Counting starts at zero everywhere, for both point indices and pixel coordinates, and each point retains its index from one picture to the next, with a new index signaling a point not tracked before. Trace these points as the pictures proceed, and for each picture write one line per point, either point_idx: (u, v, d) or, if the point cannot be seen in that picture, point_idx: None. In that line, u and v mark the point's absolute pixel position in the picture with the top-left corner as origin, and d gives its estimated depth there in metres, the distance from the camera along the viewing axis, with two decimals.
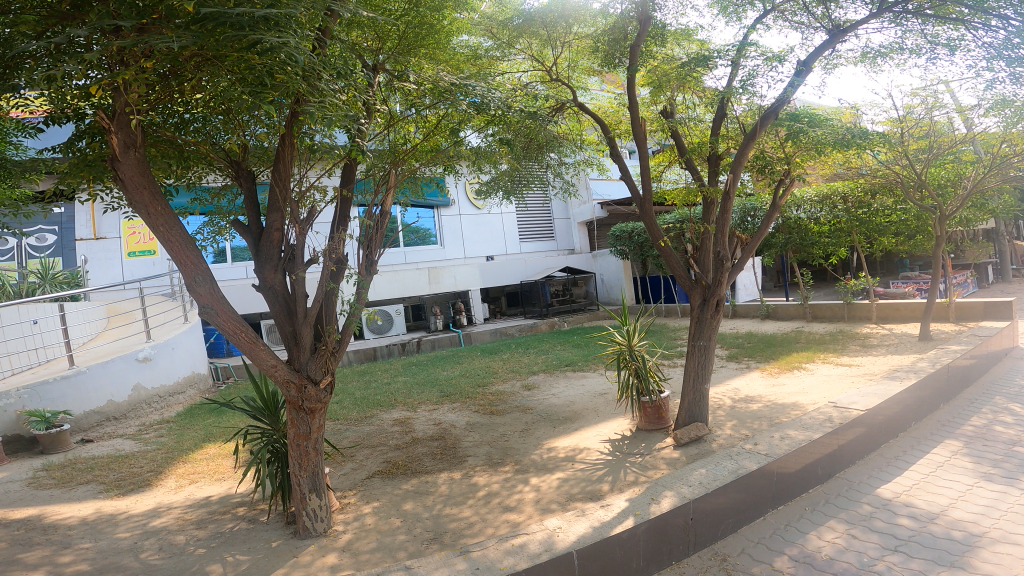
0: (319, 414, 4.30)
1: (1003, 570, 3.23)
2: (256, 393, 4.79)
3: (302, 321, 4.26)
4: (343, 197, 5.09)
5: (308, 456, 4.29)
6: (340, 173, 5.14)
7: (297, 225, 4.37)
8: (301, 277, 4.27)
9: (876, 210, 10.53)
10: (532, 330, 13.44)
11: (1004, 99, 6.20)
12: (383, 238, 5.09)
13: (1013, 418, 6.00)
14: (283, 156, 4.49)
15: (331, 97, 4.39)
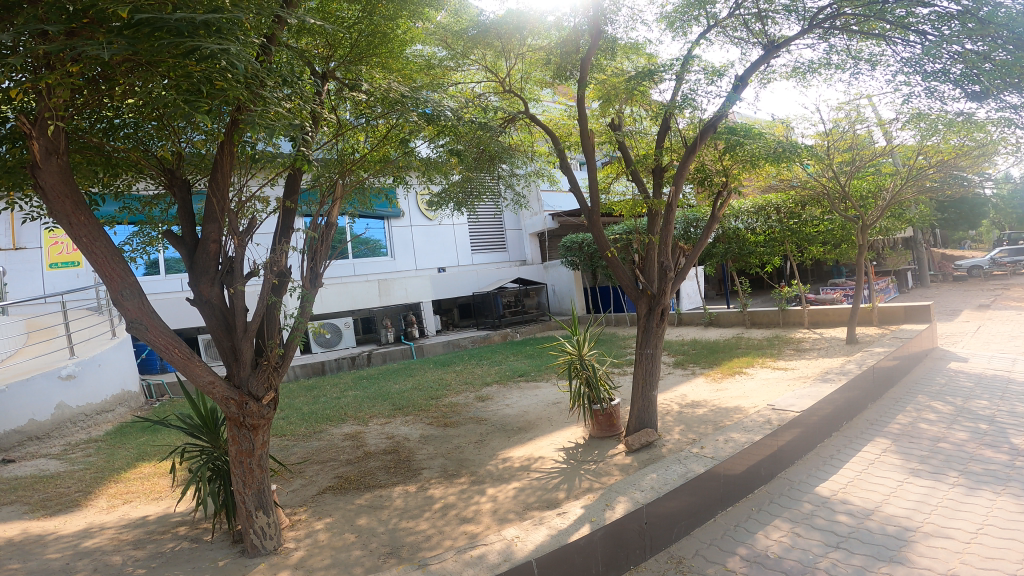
0: (262, 430, 4.18)
1: (939, 563, 3.46)
2: (193, 410, 4.63)
3: (241, 336, 4.12)
4: (286, 208, 4.87)
5: (252, 473, 4.13)
6: (284, 183, 4.99)
7: (235, 238, 4.23)
8: (239, 290, 4.13)
9: (807, 221, 11.29)
10: (486, 341, 13.45)
11: (920, 114, 6.50)
12: (328, 250, 5.00)
13: (935, 416, 6.42)
14: (221, 163, 4.38)
15: (274, 105, 4.31)
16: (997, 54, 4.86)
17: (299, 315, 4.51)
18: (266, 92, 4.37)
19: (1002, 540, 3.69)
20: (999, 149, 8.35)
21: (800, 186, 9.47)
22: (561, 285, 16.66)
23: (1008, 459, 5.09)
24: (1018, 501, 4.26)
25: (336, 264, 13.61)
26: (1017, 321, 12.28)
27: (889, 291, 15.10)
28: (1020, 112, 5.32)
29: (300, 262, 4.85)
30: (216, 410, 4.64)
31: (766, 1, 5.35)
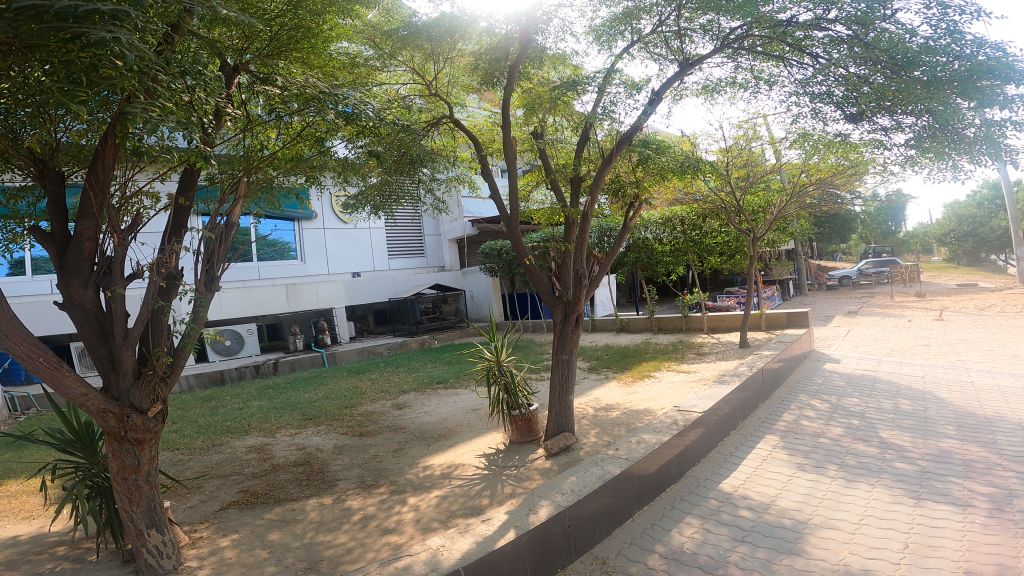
0: (149, 445, 3.85)
1: (831, 554, 3.77)
2: (63, 425, 4.20)
3: (121, 344, 3.74)
4: (180, 206, 4.49)
5: (140, 489, 3.81)
6: (178, 179, 4.53)
7: (115, 236, 3.85)
8: (118, 293, 3.76)
9: (707, 233, 12.00)
10: (402, 348, 13.23)
11: (806, 134, 7.13)
12: (227, 251, 4.70)
13: (816, 413, 7.00)
14: (102, 155, 3.99)
15: (168, 96, 3.97)
16: (874, 80, 5.39)
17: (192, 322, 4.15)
18: (161, 81, 4.04)
19: (882, 529, 4.07)
20: (868, 169, 9.23)
21: (703, 199, 10.05)
22: (478, 291, 16.66)
23: (878, 453, 5.64)
24: (891, 491, 4.73)
25: (234, 269, 12.91)
26: (880, 326, 13.64)
27: (773, 299, 16.33)
28: (889, 134, 5.90)
29: (195, 264, 4.49)
30: (92, 424, 4.26)
31: (686, 19, 5.63)
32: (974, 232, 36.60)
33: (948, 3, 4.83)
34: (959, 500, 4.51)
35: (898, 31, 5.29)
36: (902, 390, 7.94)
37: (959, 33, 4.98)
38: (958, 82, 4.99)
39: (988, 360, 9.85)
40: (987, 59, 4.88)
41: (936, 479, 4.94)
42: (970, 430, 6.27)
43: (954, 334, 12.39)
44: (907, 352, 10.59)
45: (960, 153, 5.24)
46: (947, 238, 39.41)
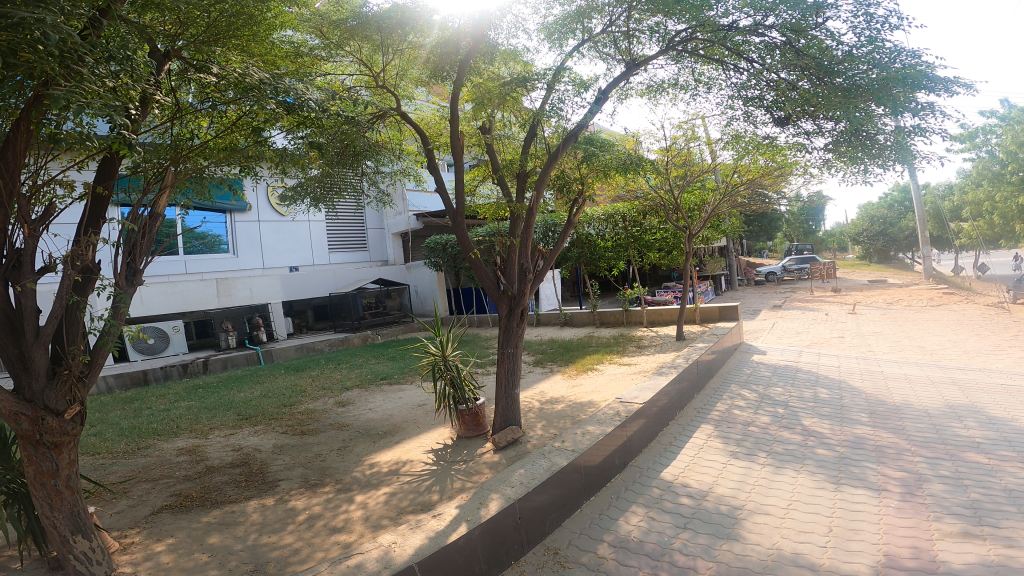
0: (67, 448, 3.61)
1: (765, 538, 3.94)
2: None
3: (32, 342, 3.47)
4: (96, 195, 4.18)
5: (60, 494, 3.55)
6: (96, 167, 4.22)
7: (26, 227, 3.58)
8: (28, 287, 3.49)
9: (648, 229, 12.79)
10: (344, 343, 12.98)
11: (740, 137, 7.44)
12: (150, 244, 4.48)
13: (746, 402, 7.32)
14: (14, 142, 3.76)
15: (91, 80, 3.72)
16: (802, 85, 5.67)
17: (112, 319, 3.90)
18: (84, 66, 3.79)
19: (808, 513, 4.30)
20: (793, 171, 9.70)
21: (643, 197, 10.33)
22: (423, 286, 16.75)
23: (802, 440, 5.96)
24: (814, 476, 5.01)
25: (158, 262, 12.38)
26: (801, 319, 14.38)
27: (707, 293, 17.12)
28: (811, 138, 6.22)
29: (115, 257, 4.22)
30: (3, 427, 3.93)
31: (635, 21, 5.75)
32: (884, 233, 39.07)
33: (872, 13, 5.11)
34: (874, 484, 4.83)
35: (827, 38, 5.56)
36: (821, 379, 8.42)
37: (880, 42, 5.30)
38: (874, 90, 5.26)
39: (896, 351, 10.57)
40: (902, 69, 5.18)
41: (853, 464, 5.28)
42: (881, 416, 6.73)
43: (866, 327, 13.22)
44: (825, 344, 11.24)
45: (874, 158, 5.63)
46: (859, 238, 41.97)
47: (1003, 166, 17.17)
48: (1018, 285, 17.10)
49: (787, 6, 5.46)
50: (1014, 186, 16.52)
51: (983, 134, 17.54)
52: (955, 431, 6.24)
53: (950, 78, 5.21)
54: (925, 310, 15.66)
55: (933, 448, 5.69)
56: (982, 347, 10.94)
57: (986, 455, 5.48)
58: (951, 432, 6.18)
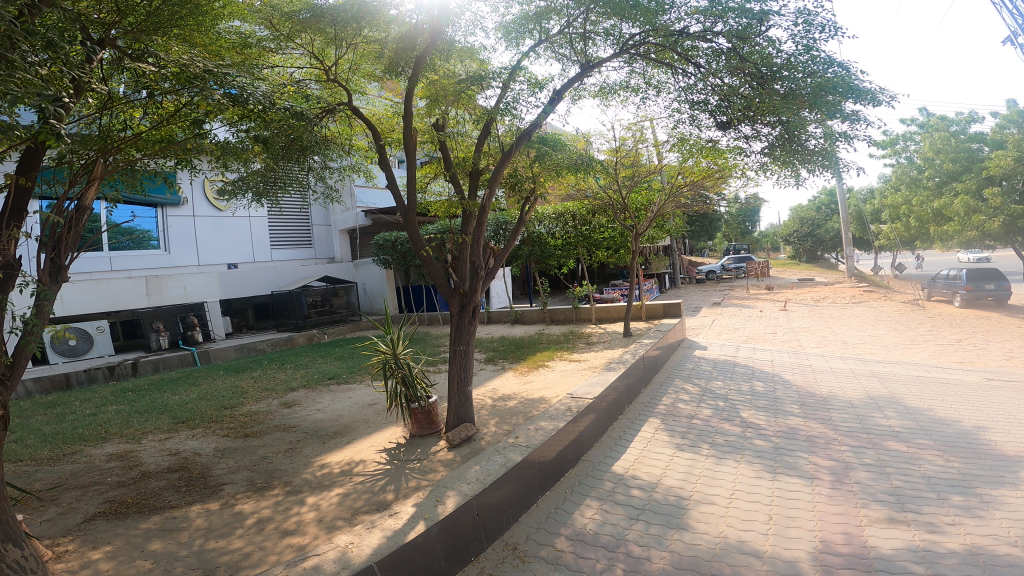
0: None
1: (713, 527, 4.06)
2: None
3: None
4: (18, 187, 3.90)
5: None
6: (20, 160, 3.98)
7: None
8: None
9: (597, 228, 13.16)
10: (287, 343, 12.64)
11: (685, 140, 7.69)
12: (76, 239, 4.25)
13: (690, 396, 7.54)
14: None
15: (23, 69, 3.47)
16: (744, 90, 5.88)
17: (36, 319, 3.69)
18: (16, 55, 3.55)
19: (751, 502, 4.46)
20: (733, 174, 9.99)
21: (592, 196, 10.49)
22: (371, 284, 16.60)
23: (742, 431, 6.20)
24: (754, 466, 5.22)
25: (83, 259, 11.89)
26: (737, 316, 14.92)
27: (651, 292, 17.59)
28: (750, 142, 6.47)
29: (37, 253, 4.00)
30: None
31: (591, 23, 5.85)
32: (811, 234, 40.95)
33: (811, 22, 5.34)
34: (808, 473, 5.08)
35: (768, 46, 5.77)
36: (757, 373, 8.78)
37: (816, 51, 5.55)
38: (808, 96, 5.50)
39: (823, 345, 11.12)
40: (833, 76, 5.42)
41: (789, 454, 5.53)
42: (811, 408, 7.08)
43: (797, 323, 13.86)
44: (760, 339, 11.71)
45: (807, 164, 5.90)
46: (789, 239, 43.90)
47: (920, 171, 18.31)
48: (931, 283, 18.27)
49: (734, 14, 5.65)
50: (930, 191, 17.64)
51: (903, 140, 18.77)
52: (877, 420, 6.63)
53: (877, 89, 5.52)
54: (848, 307, 16.54)
55: (858, 437, 6.03)
56: (900, 342, 11.66)
57: (905, 444, 5.85)
58: (874, 422, 6.57)
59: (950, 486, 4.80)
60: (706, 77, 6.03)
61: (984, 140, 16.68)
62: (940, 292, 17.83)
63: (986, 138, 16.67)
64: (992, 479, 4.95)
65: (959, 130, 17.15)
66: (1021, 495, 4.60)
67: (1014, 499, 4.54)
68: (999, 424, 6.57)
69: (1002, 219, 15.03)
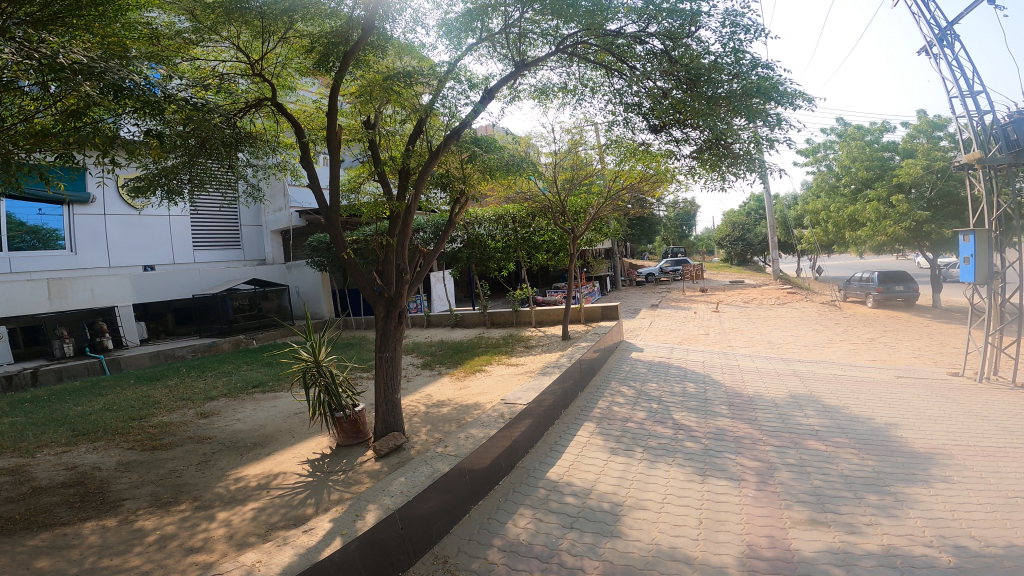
0: None
1: (645, 534, 4.03)
2: None
3: None
4: None
5: None
6: None
7: None
8: None
9: (537, 231, 12.75)
10: (212, 349, 12.21)
11: (617, 143, 7.75)
12: None
13: (626, 399, 7.56)
14: None
15: None
16: (673, 93, 5.82)
17: None
18: None
19: (680, 506, 4.48)
20: (671, 179, 9.99)
21: (533, 200, 10.52)
22: (306, 286, 16.26)
23: (673, 433, 6.25)
24: (683, 469, 5.26)
25: None
26: (672, 318, 15.22)
27: (592, 292, 17.80)
28: (679, 147, 6.51)
29: None
30: None
31: (531, 22, 5.78)
32: (742, 237, 42.39)
33: (739, 26, 5.38)
34: (734, 474, 5.17)
35: (699, 48, 5.79)
36: (688, 374, 8.92)
37: (741, 54, 5.62)
38: (733, 100, 5.52)
39: (750, 345, 11.45)
40: (757, 80, 5.54)
41: (716, 455, 5.62)
42: (738, 408, 7.23)
43: (727, 324, 14.24)
44: (693, 340, 11.95)
45: (732, 167, 6.05)
46: (724, 242, 45.36)
47: (838, 178, 19.06)
48: (847, 285, 19.12)
49: (669, 14, 5.64)
50: (847, 198, 18.45)
51: (824, 148, 19.46)
52: (798, 419, 6.84)
53: (795, 94, 5.69)
54: (773, 308, 17.12)
55: (780, 437, 6.19)
56: (818, 341, 12.14)
57: (824, 443, 6.03)
58: (795, 421, 6.75)
59: (865, 484, 4.96)
60: (645, 81, 6.01)
61: (896, 148, 17.53)
62: (855, 294, 18.69)
63: (898, 147, 17.53)
64: (905, 477, 5.16)
65: (874, 139, 17.91)
66: (932, 493, 4.81)
67: (925, 496, 4.74)
68: (909, 421, 6.89)
69: (909, 224, 15.92)
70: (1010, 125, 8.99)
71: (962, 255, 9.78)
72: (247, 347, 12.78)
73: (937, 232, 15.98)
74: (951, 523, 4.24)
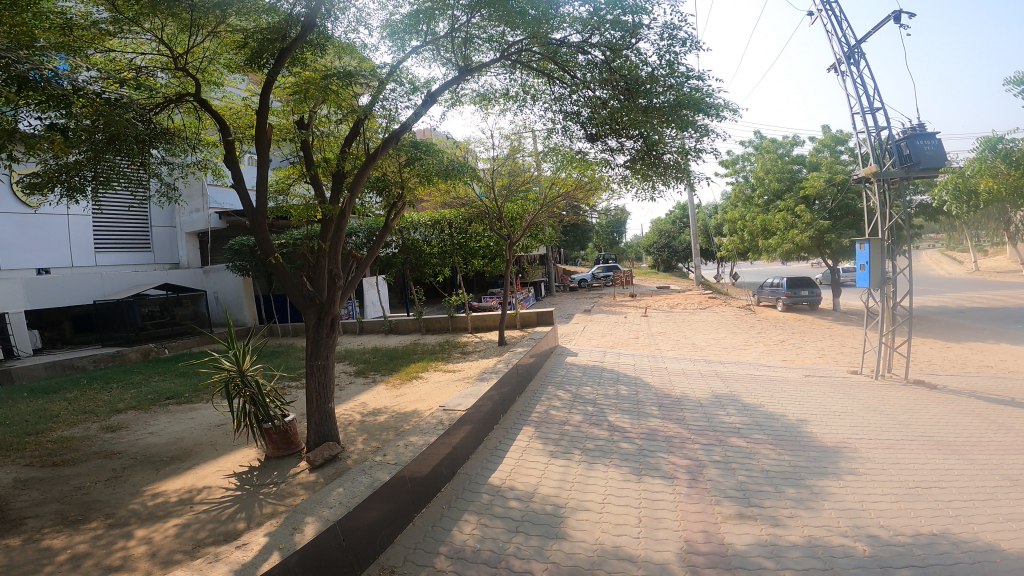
0: None
1: (589, 534, 4.10)
2: None
3: None
4: None
5: None
6: None
7: None
8: None
9: (473, 235, 12.59)
10: (118, 359, 11.47)
11: (556, 150, 7.90)
12: None
13: (562, 402, 7.65)
14: None
15: None
16: (611, 103, 5.96)
17: None
18: None
19: (620, 506, 4.59)
20: (604, 187, 10.30)
21: (469, 205, 10.52)
22: (226, 292, 15.57)
23: (608, 435, 6.38)
24: (620, 469, 5.39)
25: None
26: (604, 322, 15.56)
27: (526, 298, 17.94)
28: (613, 156, 6.69)
29: None
30: None
31: (477, 28, 5.81)
32: (669, 245, 44.07)
33: (674, 41, 5.60)
34: (667, 473, 5.34)
35: (637, 60, 5.97)
36: (620, 377, 9.14)
37: (676, 66, 5.84)
38: (666, 111, 5.74)
39: (676, 348, 11.85)
40: (688, 92, 5.77)
41: (650, 455, 5.78)
42: (667, 408, 7.47)
43: (655, 327, 14.70)
44: (624, 344, 12.26)
45: (662, 177, 6.27)
46: (651, 249, 46.84)
47: (754, 189, 20.06)
48: (760, 291, 20.15)
49: (611, 25, 5.77)
50: (761, 208, 19.48)
51: (742, 160, 20.44)
52: (721, 418, 7.14)
53: (721, 106, 5.96)
54: (696, 312, 17.80)
55: (707, 435, 6.44)
56: (736, 343, 12.73)
57: (745, 439, 6.33)
58: (719, 419, 7.06)
59: (784, 478, 5.25)
60: (584, 89, 6.14)
61: (804, 162, 18.68)
62: (768, 299, 19.73)
63: (806, 161, 18.68)
64: (818, 470, 5.49)
65: (785, 152, 18.96)
66: (843, 485, 5.15)
67: (837, 489, 5.06)
68: (819, 417, 7.33)
69: (813, 233, 16.98)
70: (904, 142, 9.68)
71: (859, 263, 10.45)
72: (157, 356, 12.08)
73: (837, 241, 17.14)
74: (861, 513, 4.55)
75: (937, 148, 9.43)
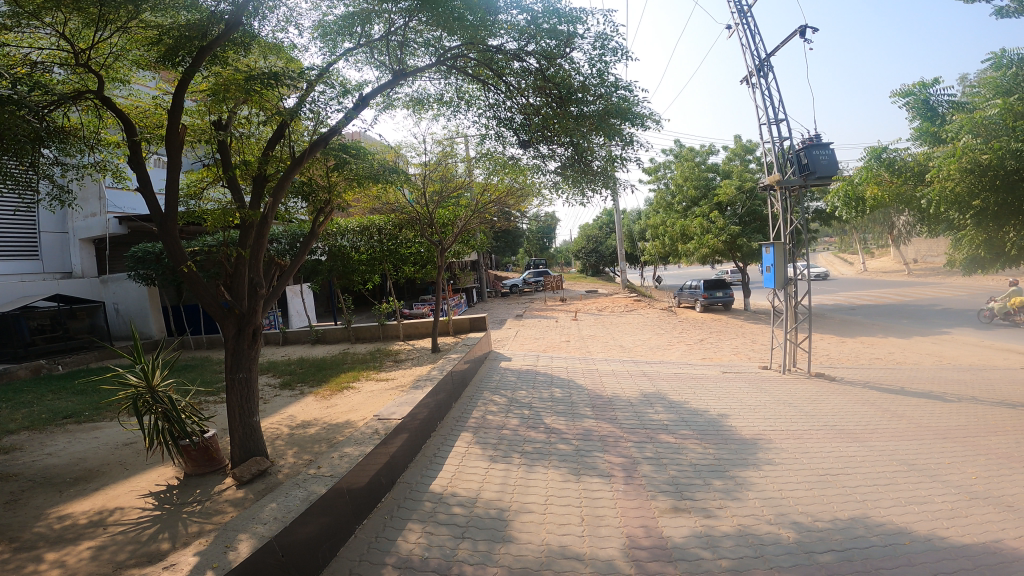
0: None
1: (535, 536, 4.12)
2: None
3: None
4: None
5: None
6: None
7: None
8: None
9: (404, 243, 13.11)
10: (5, 377, 10.53)
11: (491, 154, 7.96)
12: None
13: (498, 407, 7.66)
14: None
15: None
16: (544, 109, 6.07)
17: None
18: None
19: (562, 506, 4.65)
20: (534, 193, 10.44)
21: (400, 210, 10.40)
22: (128, 303, 14.69)
23: (545, 437, 6.45)
24: (559, 470, 5.46)
25: None
26: (536, 327, 15.72)
27: (456, 304, 17.89)
28: (545, 163, 6.80)
29: None
30: None
31: (413, 32, 5.78)
32: (596, 250, 45.33)
33: (606, 51, 5.77)
34: (604, 471, 5.45)
35: (571, 69, 6.09)
36: (553, 380, 9.26)
37: (607, 76, 6.01)
38: (597, 119, 5.90)
39: (605, 350, 12.11)
40: (617, 101, 5.96)
41: (586, 455, 5.89)
42: (600, 409, 7.63)
43: (585, 331, 15.00)
44: (558, 348, 12.42)
45: (591, 184, 6.43)
46: (580, 254, 47.88)
47: (673, 196, 20.88)
48: (680, 293, 20.96)
49: (548, 34, 5.87)
50: (680, 213, 20.31)
51: (662, 168, 21.24)
52: (650, 415, 7.37)
53: (646, 116, 6.20)
54: (623, 315, 18.33)
55: (637, 433, 6.63)
56: (661, 344, 13.18)
57: (673, 435, 6.56)
58: (648, 417, 7.28)
59: (711, 471, 5.48)
60: (519, 96, 6.23)
61: (718, 170, 19.66)
62: (687, 301, 20.56)
63: (719, 169, 19.65)
64: (741, 462, 5.77)
65: (702, 160, 19.85)
66: (764, 475, 5.43)
67: (760, 479, 5.33)
68: (738, 412, 7.69)
69: (726, 237, 17.85)
70: (802, 152, 10.33)
71: (765, 265, 11.13)
72: (50, 373, 11.18)
73: (748, 245, 18.10)
74: (782, 502, 4.81)
75: (831, 159, 10.10)
